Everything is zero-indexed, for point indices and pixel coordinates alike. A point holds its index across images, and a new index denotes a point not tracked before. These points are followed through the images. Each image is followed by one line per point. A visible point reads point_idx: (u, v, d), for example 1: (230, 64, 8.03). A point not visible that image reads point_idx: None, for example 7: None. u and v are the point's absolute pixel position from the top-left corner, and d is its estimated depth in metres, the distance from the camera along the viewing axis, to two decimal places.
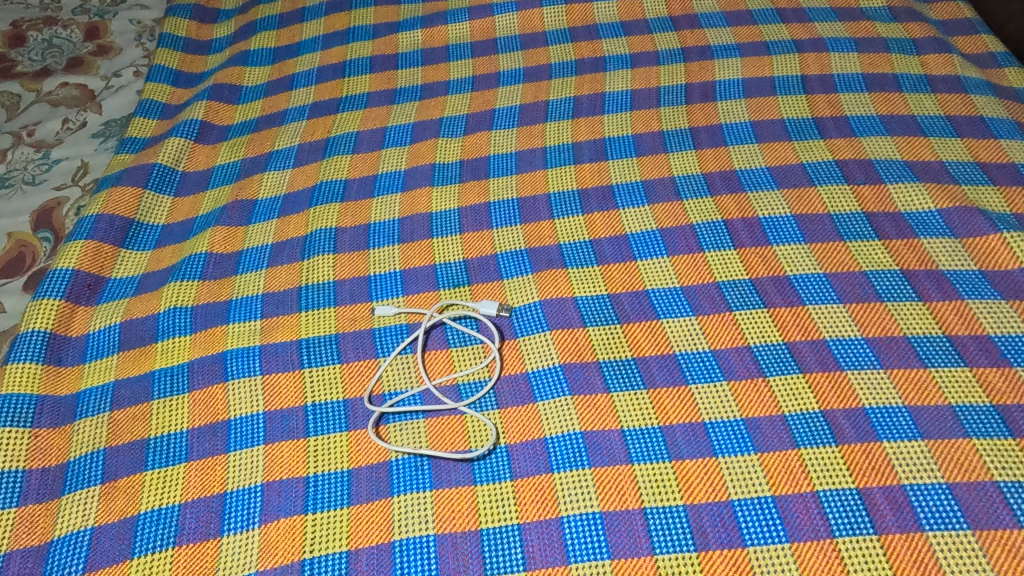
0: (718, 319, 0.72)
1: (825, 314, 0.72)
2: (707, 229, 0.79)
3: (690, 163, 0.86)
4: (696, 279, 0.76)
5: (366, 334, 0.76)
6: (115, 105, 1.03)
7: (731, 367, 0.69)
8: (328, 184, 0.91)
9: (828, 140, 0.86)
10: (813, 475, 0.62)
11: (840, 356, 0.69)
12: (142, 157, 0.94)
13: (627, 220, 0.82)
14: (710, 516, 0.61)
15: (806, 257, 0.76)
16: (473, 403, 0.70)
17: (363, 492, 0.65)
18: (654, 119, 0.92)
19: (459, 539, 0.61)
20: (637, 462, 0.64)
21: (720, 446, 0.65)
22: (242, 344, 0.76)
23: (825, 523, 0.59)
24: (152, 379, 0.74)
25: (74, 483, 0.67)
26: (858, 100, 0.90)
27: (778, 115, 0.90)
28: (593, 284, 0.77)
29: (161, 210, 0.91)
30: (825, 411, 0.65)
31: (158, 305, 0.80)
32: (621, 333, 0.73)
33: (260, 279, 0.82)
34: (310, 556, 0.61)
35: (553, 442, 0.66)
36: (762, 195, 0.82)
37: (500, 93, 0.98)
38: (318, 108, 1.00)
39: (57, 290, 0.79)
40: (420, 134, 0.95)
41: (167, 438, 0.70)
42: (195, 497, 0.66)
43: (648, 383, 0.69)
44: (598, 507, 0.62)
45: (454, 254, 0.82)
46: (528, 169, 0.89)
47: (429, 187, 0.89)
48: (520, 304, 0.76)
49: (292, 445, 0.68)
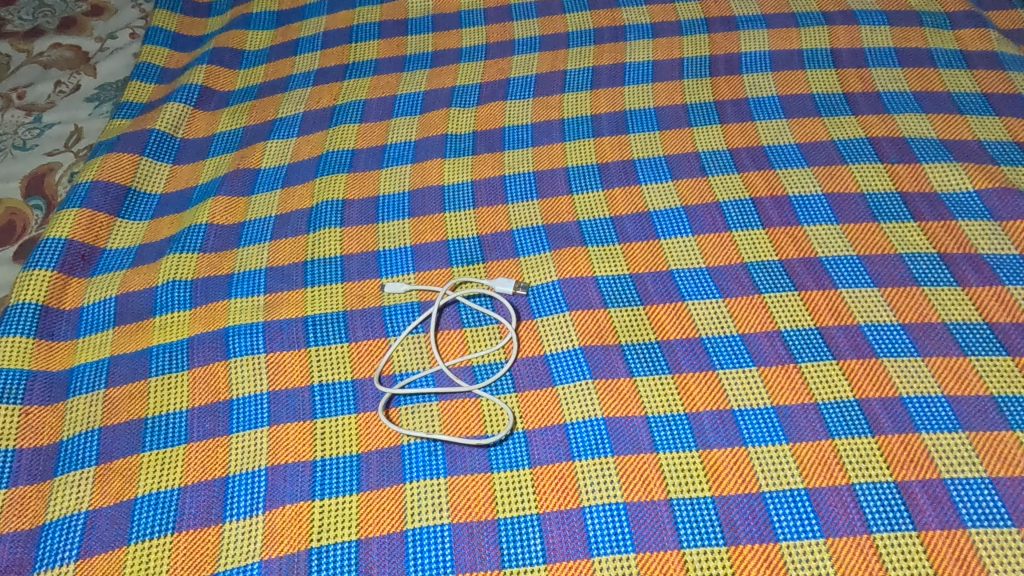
0: (747, 302, 0.69)
1: (859, 298, 0.68)
2: (734, 208, 0.76)
3: (715, 138, 0.82)
4: (723, 259, 0.72)
5: (375, 312, 0.72)
6: (110, 68, 0.98)
7: (761, 352, 0.66)
8: (335, 154, 0.86)
9: (859, 116, 0.82)
10: (849, 467, 0.59)
11: (876, 342, 0.65)
12: (138, 122, 0.89)
13: (650, 196, 0.78)
14: (739, 509, 0.58)
15: (838, 238, 0.73)
16: (489, 386, 0.66)
17: (373, 478, 0.61)
18: (677, 92, 0.87)
19: (476, 529, 0.58)
20: (663, 451, 0.61)
21: (750, 435, 0.61)
22: (245, 320, 0.72)
23: (861, 518, 0.56)
24: (150, 356, 0.70)
25: (68, 464, 0.64)
26: (891, 76, 0.86)
27: (808, 89, 0.86)
28: (614, 264, 0.73)
29: (159, 178, 0.86)
30: (860, 400, 0.62)
31: (156, 278, 0.76)
32: (644, 315, 0.69)
33: (263, 252, 0.78)
34: (318, 545, 0.58)
35: (573, 428, 0.63)
36: (791, 172, 0.78)
37: (515, 62, 0.94)
38: (324, 75, 0.95)
39: (49, 260, 0.75)
40: (431, 103, 0.90)
41: (166, 418, 0.66)
42: (196, 480, 0.63)
43: (673, 367, 0.66)
44: (621, 498, 0.59)
45: (468, 229, 0.78)
46: (545, 141, 0.85)
47: (441, 159, 0.84)
48: (537, 283, 0.73)
49: (298, 427, 0.65)
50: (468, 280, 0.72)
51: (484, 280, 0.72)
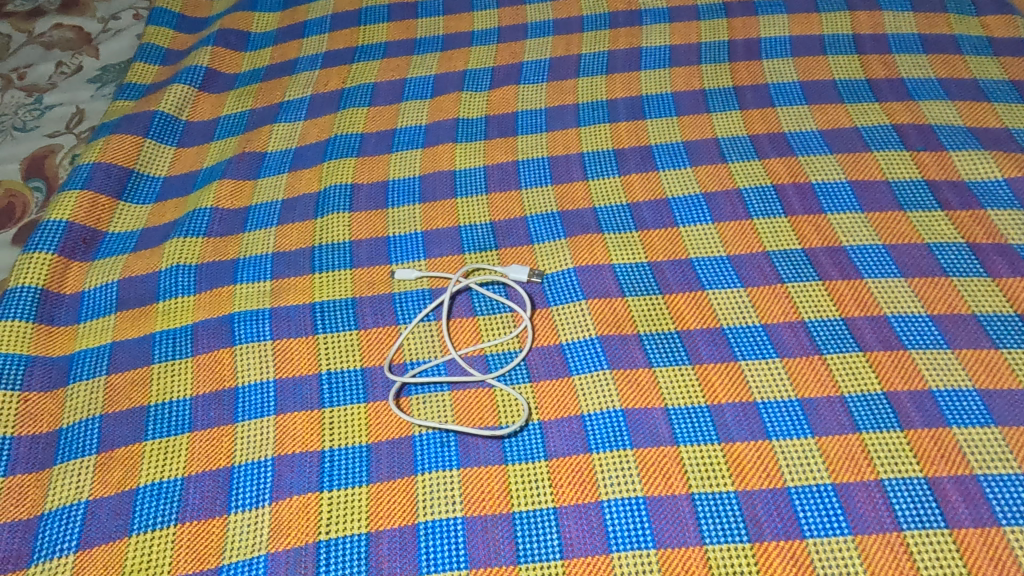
0: (770, 292, 0.67)
1: (885, 289, 0.66)
2: (755, 195, 0.74)
3: (735, 124, 0.80)
4: (744, 248, 0.70)
5: (385, 299, 0.70)
6: (113, 50, 0.96)
7: (785, 343, 0.64)
8: (343, 138, 0.84)
9: (883, 103, 0.80)
10: (877, 463, 0.57)
11: (903, 333, 0.63)
12: (142, 104, 0.87)
13: (668, 183, 0.76)
14: (764, 505, 0.55)
15: (863, 227, 0.70)
16: (503, 376, 0.64)
17: (383, 469, 0.59)
18: (695, 77, 0.85)
19: (490, 523, 0.56)
20: (684, 444, 0.59)
21: (774, 428, 0.59)
22: (251, 306, 0.70)
23: (891, 515, 0.54)
24: (153, 342, 0.68)
25: (67, 452, 0.62)
26: (915, 62, 0.84)
27: (830, 75, 0.83)
28: (631, 252, 0.71)
29: (163, 161, 0.84)
30: (888, 393, 0.60)
31: (159, 263, 0.74)
32: (663, 304, 0.67)
33: (269, 237, 0.76)
34: (326, 538, 0.56)
35: (591, 420, 0.61)
36: (814, 159, 0.76)
37: (528, 45, 0.91)
38: (332, 58, 0.93)
39: (49, 243, 0.73)
40: (442, 87, 0.88)
41: (169, 406, 0.64)
42: (199, 470, 0.60)
43: (694, 358, 0.63)
44: (641, 492, 0.57)
45: (480, 215, 0.76)
46: (559, 126, 0.82)
47: (452, 144, 0.82)
48: (552, 270, 0.71)
49: (306, 417, 0.63)
50: (481, 266, 0.70)
51: (498, 267, 0.70)
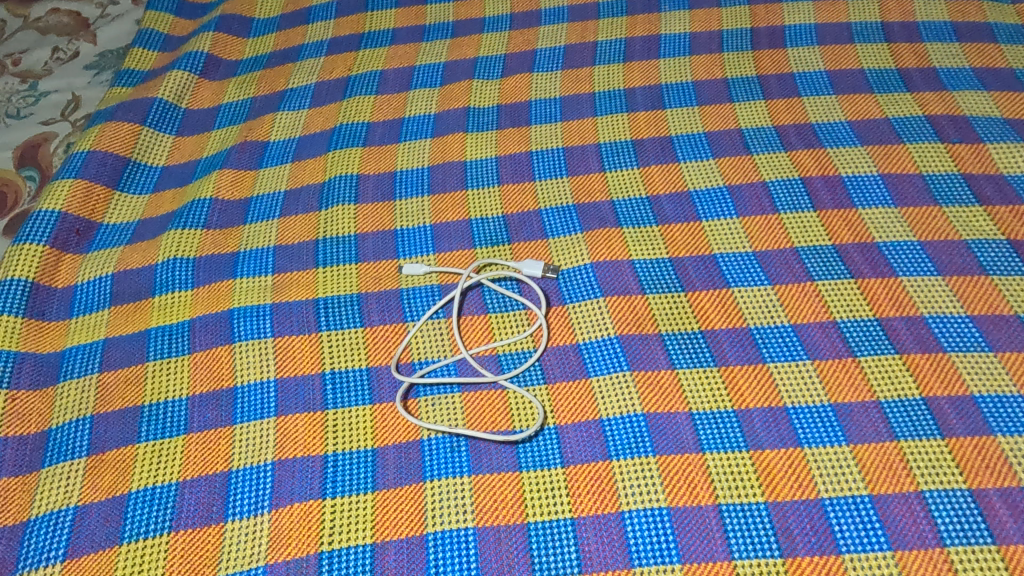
0: (799, 290, 0.63)
1: (921, 287, 0.62)
2: (782, 189, 0.70)
3: (759, 114, 0.76)
4: (771, 244, 0.66)
5: (392, 295, 0.67)
6: (111, 35, 0.92)
7: (816, 344, 0.60)
8: (349, 127, 0.81)
9: (915, 93, 0.76)
10: (917, 473, 0.53)
11: (942, 335, 0.60)
12: (139, 90, 0.83)
13: (690, 175, 0.72)
14: (796, 517, 0.52)
15: (897, 222, 0.67)
16: (516, 377, 0.61)
17: (390, 476, 0.56)
18: (717, 66, 0.81)
19: (503, 535, 0.53)
20: (709, 451, 0.55)
21: (806, 435, 0.56)
22: (251, 301, 0.67)
23: (934, 529, 0.50)
24: (148, 338, 0.65)
25: (56, 455, 0.59)
26: (948, 51, 0.80)
27: (858, 64, 0.80)
28: (652, 247, 0.67)
29: (161, 150, 0.81)
30: (927, 398, 0.56)
31: (156, 256, 0.70)
32: (686, 302, 0.63)
33: (271, 229, 0.72)
34: (329, 549, 0.52)
35: (610, 424, 0.57)
36: (843, 151, 0.72)
37: (542, 32, 0.88)
38: (338, 44, 0.90)
39: (40, 234, 0.70)
40: (452, 75, 0.84)
41: (164, 406, 0.61)
42: (195, 475, 0.57)
43: (719, 360, 0.60)
44: (665, 502, 0.53)
45: (492, 208, 0.72)
46: (575, 116, 0.79)
47: (463, 133, 0.79)
48: (568, 266, 0.67)
49: (308, 419, 0.59)
50: (494, 261, 0.67)
51: (511, 262, 0.66)
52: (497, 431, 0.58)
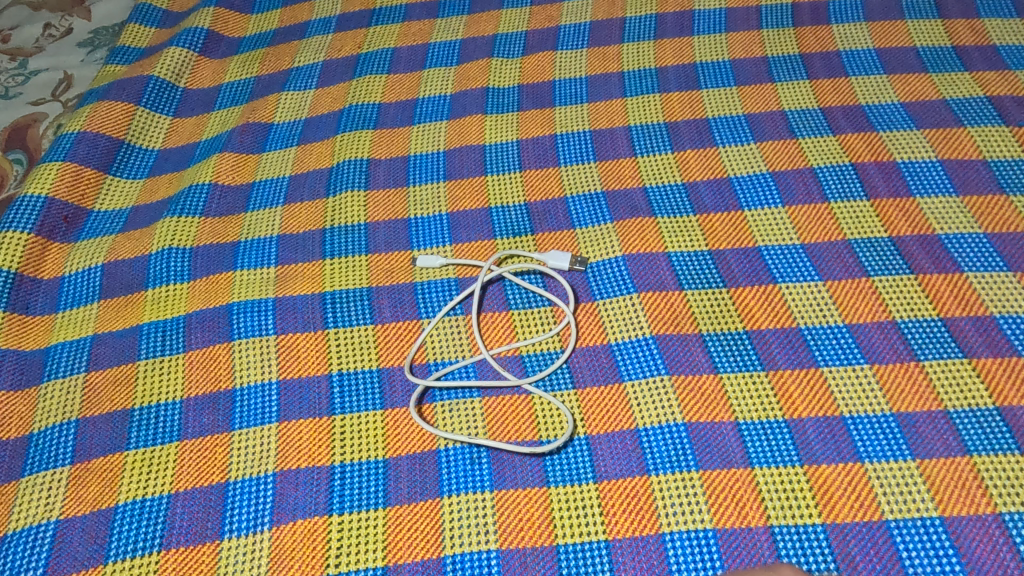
0: (853, 286, 0.57)
1: (990, 284, 0.56)
2: (832, 176, 0.64)
3: (803, 95, 0.70)
4: (821, 236, 0.61)
5: (405, 290, 0.61)
6: (107, 11, 0.87)
7: (874, 347, 0.54)
8: (359, 108, 0.75)
9: (974, 73, 0.70)
10: (994, 493, 0.47)
11: (1016, 337, 0.53)
12: (135, 68, 0.78)
13: (729, 161, 0.66)
14: (858, 541, 0.46)
15: (960, 212, 0.61)
16: (542, 381, 0.55)
17: (403, 490, 0.50)
18: (755, 43, 0.75)
19: (530, 558, 0.47)
20: (758, 465, 0.50)
21: (867, 449, 0.50)
22: (252, 295, 0.61)
23: (1015, 556, 0.45)
24: (139, 335, 0.60)
25: (37, 462, 0.53)
26: (1009, 27, 0.73)
27: (910, 42, 0.73)
28: (689, 238, 0.62)
29: (158, 132, 0.75)
30: (1002, 408, 0.50)
31: (149, 245, 0.65)
32: (728, 300, 0.58)
33: (274, 217, 0.67)
34: (335, 572, 0.47)
35: (648, 435, 0.52)
36: (898, 135, 0.66)
37: (565, 8, 0.82)
38: (348, 21, 0.84)
39: (25, 221, 0.65)
40: (470, 53, 0.79)
41: (156, 410, 0.56)
42: (189, 487, 0.52)
43: (767, 364, 0.54)
44: (710, 523, 0.47)
45: (514, 195, 0.66)
46: (603, 96, 0.73)
47: (481, 115, 0.73)
48: (597, 259, 0.61)
49: (313, 425, 0.54)
50: (517, 253, 0.61)
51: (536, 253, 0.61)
52: (521, 441, 0.52)
